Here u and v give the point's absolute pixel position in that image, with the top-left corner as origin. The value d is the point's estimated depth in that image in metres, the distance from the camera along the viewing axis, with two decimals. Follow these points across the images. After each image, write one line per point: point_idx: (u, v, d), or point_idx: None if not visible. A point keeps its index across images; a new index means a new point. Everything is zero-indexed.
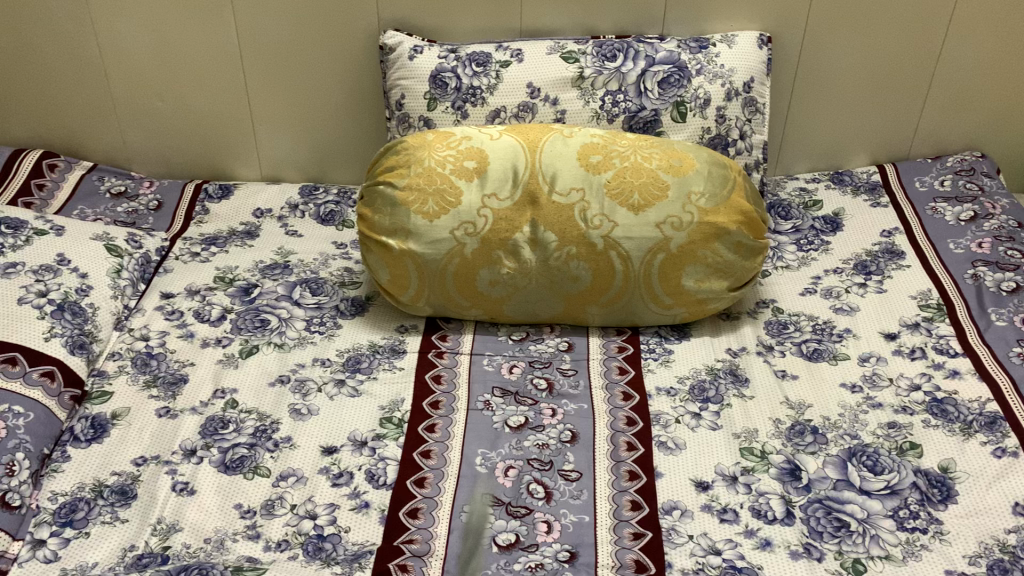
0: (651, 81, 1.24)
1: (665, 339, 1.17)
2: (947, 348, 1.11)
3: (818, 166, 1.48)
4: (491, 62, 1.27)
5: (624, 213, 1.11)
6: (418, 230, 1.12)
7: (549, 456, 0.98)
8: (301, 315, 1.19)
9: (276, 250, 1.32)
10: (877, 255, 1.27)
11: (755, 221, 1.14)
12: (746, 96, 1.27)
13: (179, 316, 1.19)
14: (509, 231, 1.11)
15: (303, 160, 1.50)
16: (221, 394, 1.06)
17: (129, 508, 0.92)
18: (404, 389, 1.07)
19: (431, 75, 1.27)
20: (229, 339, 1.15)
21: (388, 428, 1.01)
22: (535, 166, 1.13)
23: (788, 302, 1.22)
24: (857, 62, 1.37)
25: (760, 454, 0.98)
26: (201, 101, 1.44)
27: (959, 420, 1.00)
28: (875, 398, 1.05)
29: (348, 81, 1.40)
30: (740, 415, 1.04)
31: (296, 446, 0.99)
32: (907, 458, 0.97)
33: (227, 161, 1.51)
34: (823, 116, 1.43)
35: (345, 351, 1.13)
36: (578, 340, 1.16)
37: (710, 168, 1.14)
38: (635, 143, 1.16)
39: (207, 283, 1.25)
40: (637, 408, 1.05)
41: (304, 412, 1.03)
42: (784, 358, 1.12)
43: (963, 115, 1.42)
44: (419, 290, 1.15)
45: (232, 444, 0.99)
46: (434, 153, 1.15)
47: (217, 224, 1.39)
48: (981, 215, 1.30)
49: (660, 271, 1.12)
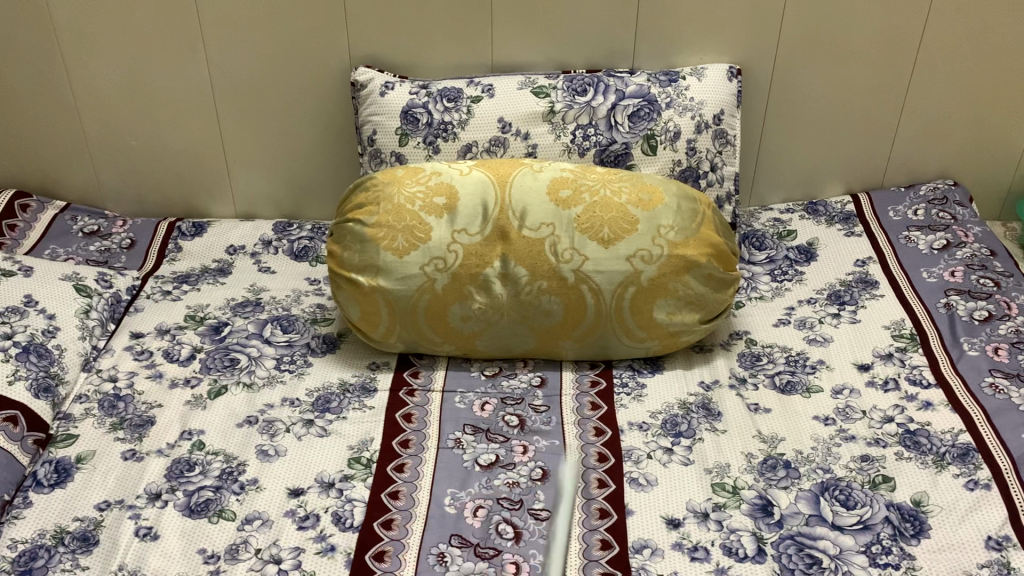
0: (622, 114, 1.25)
1: (638, 373, 1.16)
2: (920, 379, 1.10)
3: (793, 197, 1.48)
4: (462, 97, 1.28)
5: (594, 246, 1.11)
6: (388, 266, 1.11)
7: (519, 494, 0.98)
8: (271, 353, 1.19)
9: (247, 287, 1.32)
10: (851, 285, 1.27)
11: (725, 254, 1.14)
12: (716, 128, 1.28)
13: (148, 356, 1.18)
14: (479, 266, 1.11)
15: (277, 196, 1.49)
16: (188, 435, 1.06)
17: (90, 555, 0.91)
18: (375, 429, 1.07)
19: (402, 111, 1.27)
20: (198, 378, 1.14)
21: (355, 469, 1.01)
22: (504, 201, 1.12)
23: (762, 333, 1.21)
24: (830, 93, 1.38)
25: (732, 489, 0.98)
26: (175, 139, 1.44)
27: (932, 452, 1.00)
28: (848, 430, 1.04)
29: (322, 119, 1.40)
30: (712, 449, 1.03)
31: (262, 488, 0.99)
32: (879, 492, 0.97)
33: (202, 198, 1.50)
34: (796, 148, 1.43)
35: (315, 390, 1.13)
36: (551, 375, 1.16)
37: (679, 201, 1.14)
38: (604, 177, 1.15)
39: (177, 322, 1.24)
40: (609, 444, 1.04)
41: (272, 454, 1.03)
42: (757, 391, 1.11)
43: (937, 145, 1.42)
44: (390, 327, 1.14)
45: (198, 487, 0.99)
46: (403, 189, 1.14)
47: (189, 262, 1.38)
48: (954, 243, 1.30)
49: (632, 304, 1.11)
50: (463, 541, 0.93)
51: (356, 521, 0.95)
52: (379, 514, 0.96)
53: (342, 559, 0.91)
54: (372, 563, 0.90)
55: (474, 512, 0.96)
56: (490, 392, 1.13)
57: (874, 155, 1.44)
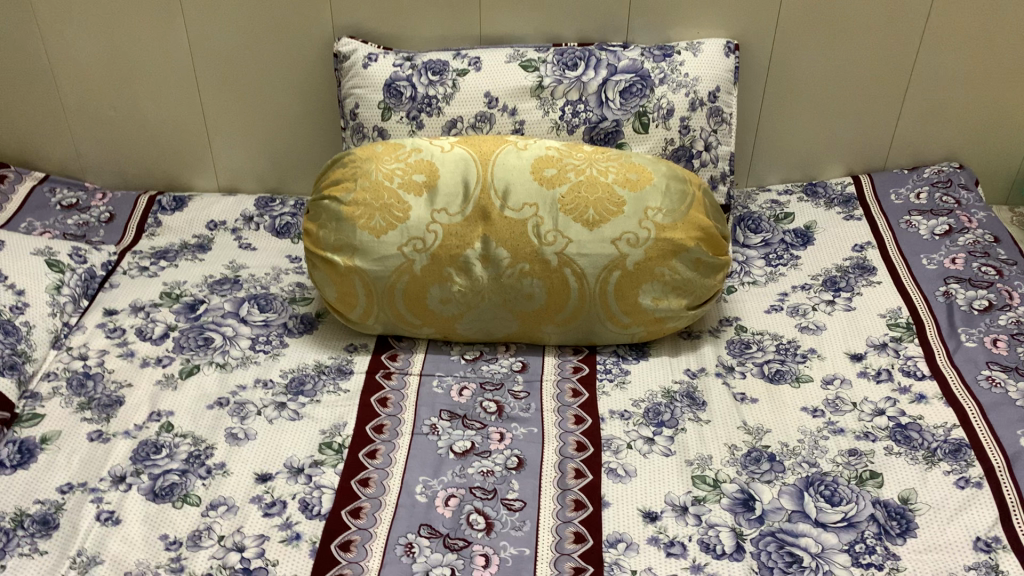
0: (613, 90, 1.21)
1: (622, 359, 1.12)
2: (914, 370, 1.06)
3: (792, 178, 1.44)
4: (447, 71, 1.23)
5: (578, 228, 1.07)
6: (365, 246, 1.08)
7: (493, 484, 0.95)
8: (247, 333, 1.16)
9: (226, 264, 1.28)
10: (848, 271, 1.23)
11: (715, 238, 1.09)
12: (711, 106, 1.23)
13: (121, 334, 1.15)
14: (459, 247, 1.07)
15: (260, 170, 1.46)
16: (156, 417, 1.03)
17: (49, 539, 0.88)
18: (349, 413, 1.04)
19: (385, 84, 1.23)
20: (171, 358, 1.11)
21: (325, 454, 0.98)
22: (486, 179, 1.08)
23: (752, 320, 1.17)
24: (831, 71, 1.32)
25: (713, 483, 0.95)
26: (155, 110, 1.40)
27: (923, 448, 0.96)
28: (836, 423, 1.01)
29: (305, 91, 1.36)
30: (695, 440, 1.00)
31: (228, 472, 0.96)
32: (866, 488, 0.93)
33: (184, 172, 1.47)
34: (795, 128, 1.38)
35: (289, 371, 1.10)
36: (533, 360, 1.12)
37: (668, 182, 1.10)
38: (591, 156, 1.11)
39: (152, 299, 1.21)
40: (589, 433, 1.01)
41: (241, 437, 1.01)
42: (744, 380, 1.08)
43: (942, 126, 1.37)
44: (367, 308, 1.11)
45: (163, 470, 0.96)
46: (381, 166, 1.10)
47: (169, 237, 1.34)
48: (956, 228, 1.25)
49: (616, 289, 1.08)
50: (432, 531, 0.90)
51: (323, 509, 0.92)
52: (347, 502, 0.93)
53: (307, 548, 0.88)
54: (337, 552, 0.87)
55: (445, 502, 0.93)
56: (469, 377, 1.10)
57: (877, 135, 1.39)
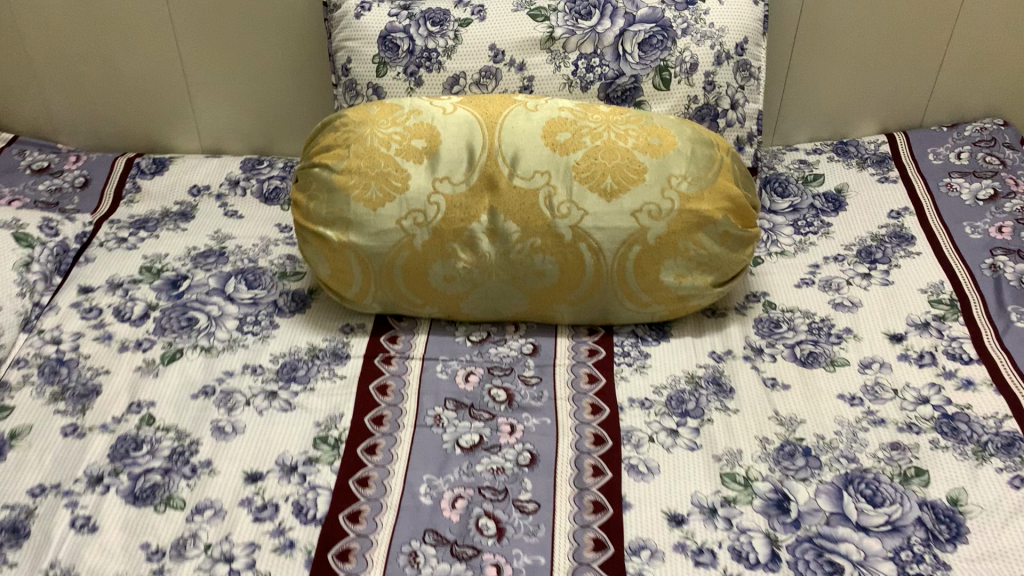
0: (630, 42, 1.10)
1: (641, 341, 1.03)
2: (960, 353, 0.97)
3: (821, 136, 1.33)
4: (449, 21, 1.12)
5: (594, 199, 0.97)
6: (360, 220, 0.98)
7: (503, 484, 0.87)
8: (234, 312, 1.07)
9: (211, 234, 1.19)
10: (884, 240, 1.13)
11: (744, 209, 1.00)
12: (738, 59, 1.12)
13: (97, 314, 1.06)
14: (464, 220, 0.97)
15: (247, 128, 1.35)
16: (137, 408, 0.95)
17: (19, 550, 0.81)
18: (345, 403, 0.96)
19: (380, 36, 1.12)
20: (151, 341, 1.02)
21: (321, 451, 0.90)
22: (493, 144, 0.98)
23: (782, 296, 1.08)
24: (868, 19, 1.21)
25: (743, 481, 0.87)
26: (129, 64, 1.29)
27: (972, 441, 0.88)
28: (876, 413, 0.93)
29: (293, 41, 1.25)
30: (723, 433, 0.92)
31: (216, 471, 0.88)
32: (912, 487, 0.85)
33: (163, 131, 1.37)
34: (825, 81, 1.27)
35: (280, 356, 1.01)
36: (545, 342, 1.04)
37: (693, 147, 0.99)
38: (609, 118, 1.01)
39: (131, 275, 1.11)
40: (607, 424, 0.93)
41: (228, 431, 0.92)
42: (774, 363, 0.99)
43: (988, 78, 1.26)
44: (364, 286, 1.02)
45: (144, 469, 0.88)
46: (377, 129, 1.00)
47: (149, 204, 1.24)
48: (1002, 193, 1.15)
49: (636, 265, 0.98)
50: (437, 538, 0.82)
51: (319, 513, 0.84)
52: (345, 505, 0.85)
53: (302, 559, 0.80)
54: (334, 563, 0.79)
55: (452, 504, 0.85)
56: (475, 361, 1.01)
57: (915, 89, 1.28)
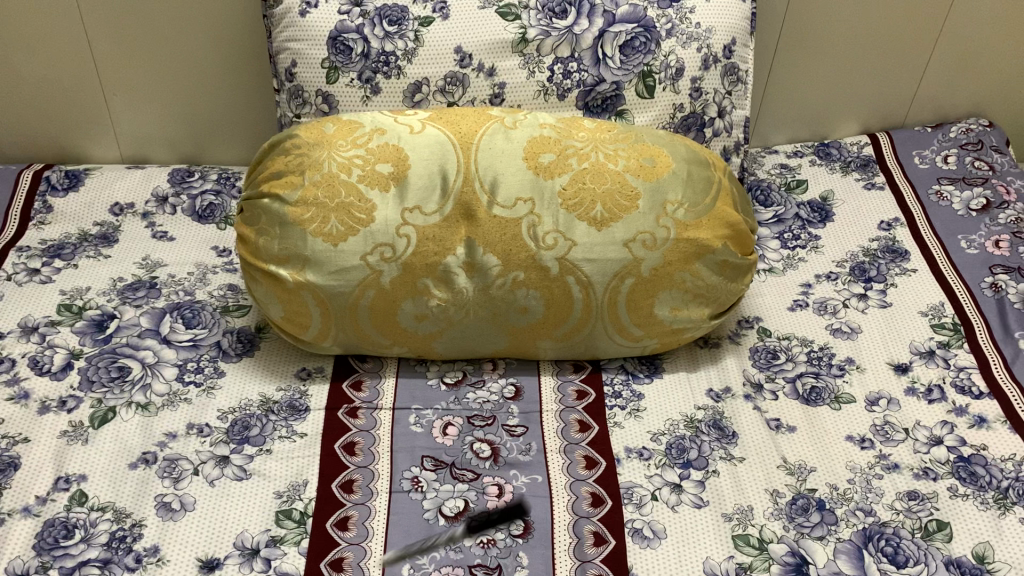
0: (611, 45, 0.98)
1: (632, 378, 0.95)
2: (970, 386, 0.92)
3: (800, 136, 1.29)
4: (408, 19, 0.99)
5: (584, 228, 0.87)
6: (318, 257, 0.86)
7: (496, 559, 0.77)
8: (172, 359, 0.94)
9: (138, 261, 1.06)
10: (877, 256, 1.07)
11: (743, 234, 0.91)
12: (726, 63, 1.04)
13: (10, 366, 0.92)
14: (438, 255, 0.86)
15: (175, 134, 1.24)
16: (65, 483, 0.81)
17: None
18: (309, 467, 0.84)
19: (330, 37, 0.99)
20: (77, 398, 0.89)
21: (285, 529, 0.79)
22: (468, 168, 0.87)
23: (776, 321, 1.01)
24: (852, 19, 1.15)
25: (758, 544, 0.78)
26: (34, 66, 1.15)
27: (992, 488, 0.83)
28: (889, 457, 0.86)
29: (228, 42, 1.14)
30: (731, 486, 0.83)
31: (165, 560, 0.76)
32: (934, 543, 0.78)
33: (76, 139, 1.23)
34: (804, 83, 1.22)
35: (229, 412, 0.89)
36: (527, 382, 0.95)
37: (689, 168, 0.90)
38: (595, 136, 0.91)
39: (48, 315, 0.98)
40: (605, 481, 0.84)
41: (176, 508, 0.80)
42: (776, 402, 0.92)
43: (970, 77, 1.23)
44: (324, 329, 0.90)
45: (79, 562, 0.75)
46: (336, 153, 0.88)
47: (63, 226, 1.11)
48: (995, 203, 1.12)
49: (629, 299, 0.89)
50: None
51: None
52: None
53: None
54: None
55: None
56: (452, 409, 0.91)
57: (897, 88, 1.24)
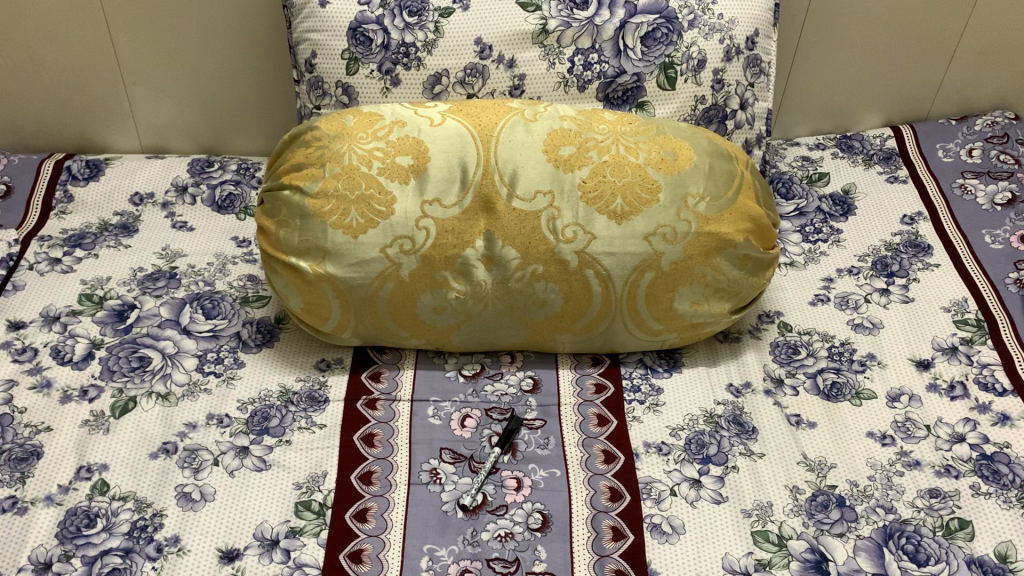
0: (633, 36, 0.97)
1: (651, 372, 0.95)
2: (993, 383, 0.91)
3: (822, 128, 1.28)
4: (428, 10, 0.98)
5: (604, 222, 0.86)
6: (338, 249, 0.86)
7: (515, 552, 0.77)
8: (192, 349, 0.94)
9: (158, 251, 1.07)
10: (899, 250, 1.06)
11: (765, 228, 0.90)
12: (748, 54, 1.03)
13: (32, 356, 0.93)
14: (457, 248, 0.86)
15: (195, 124, 1.24)
16: (87, 473, 0.82)
17: None
18: (328, 459, 0.84)
19: (350, 28, 0.98)
20: (99, 388, 0.90)
21: (305, 520, 0.79)
22: (488, 161, 0.87)
23: (797, 316, 1.00)
24: (876, 11, 1.14)
25: (778, 541, 0.78)
26: (54, 56, 1.15)
27: (1016, 486, 0.82)
28: (911, 454, 0.85)
29: (247, 34, 1.14)
30: (750, 482, 0.83)
31: (185, 550, 0.76)
32: (956, 541, 0.78)
33: (96, 129, 1.24)
34: (827, 74, 1.21)
35: (249, 403, 0.90)
36: (546, 375, 0.94)
37: (711, 161, 0.90)
38: (616, 128, 0.90)
39: (69, 305, 0.99)
40: (623, 475, 0.84)
41: (197, 499, 0.80)
42: (797, 398, 0.91)
43: (996, 71, 1.22)
44: (343, 320, 0.90)
45: (101, 551, 0.76)
46: (356, 145, 0.88)
47: (84, 216, 1.12)
48: (1020, 197, 1.10)
49: (649, 293, 0.88)
50: None
51: None
52: None
53: None
54: None
55: None
56: (471, 402, 0.91)
57: (923, 80, 1.23)
